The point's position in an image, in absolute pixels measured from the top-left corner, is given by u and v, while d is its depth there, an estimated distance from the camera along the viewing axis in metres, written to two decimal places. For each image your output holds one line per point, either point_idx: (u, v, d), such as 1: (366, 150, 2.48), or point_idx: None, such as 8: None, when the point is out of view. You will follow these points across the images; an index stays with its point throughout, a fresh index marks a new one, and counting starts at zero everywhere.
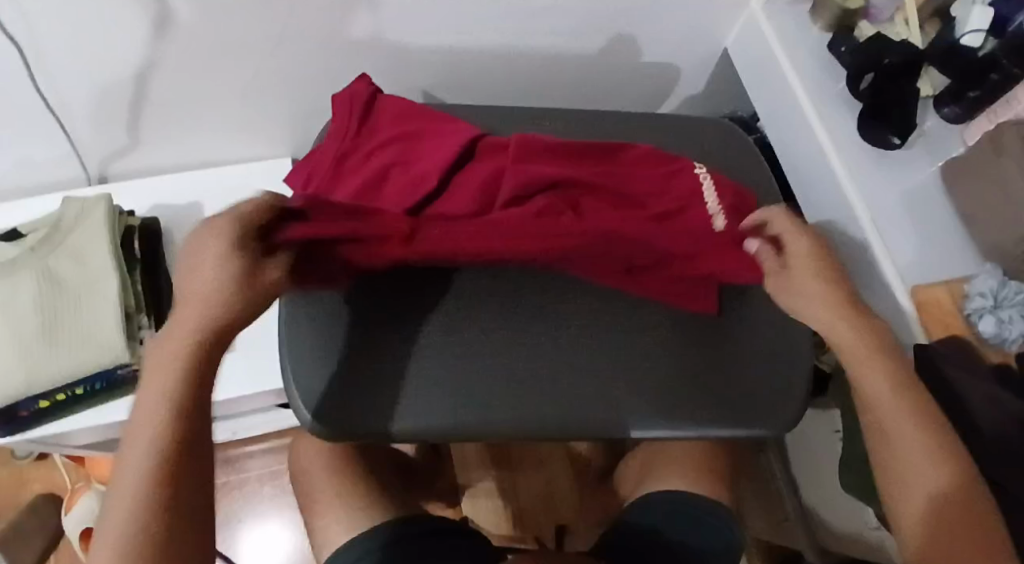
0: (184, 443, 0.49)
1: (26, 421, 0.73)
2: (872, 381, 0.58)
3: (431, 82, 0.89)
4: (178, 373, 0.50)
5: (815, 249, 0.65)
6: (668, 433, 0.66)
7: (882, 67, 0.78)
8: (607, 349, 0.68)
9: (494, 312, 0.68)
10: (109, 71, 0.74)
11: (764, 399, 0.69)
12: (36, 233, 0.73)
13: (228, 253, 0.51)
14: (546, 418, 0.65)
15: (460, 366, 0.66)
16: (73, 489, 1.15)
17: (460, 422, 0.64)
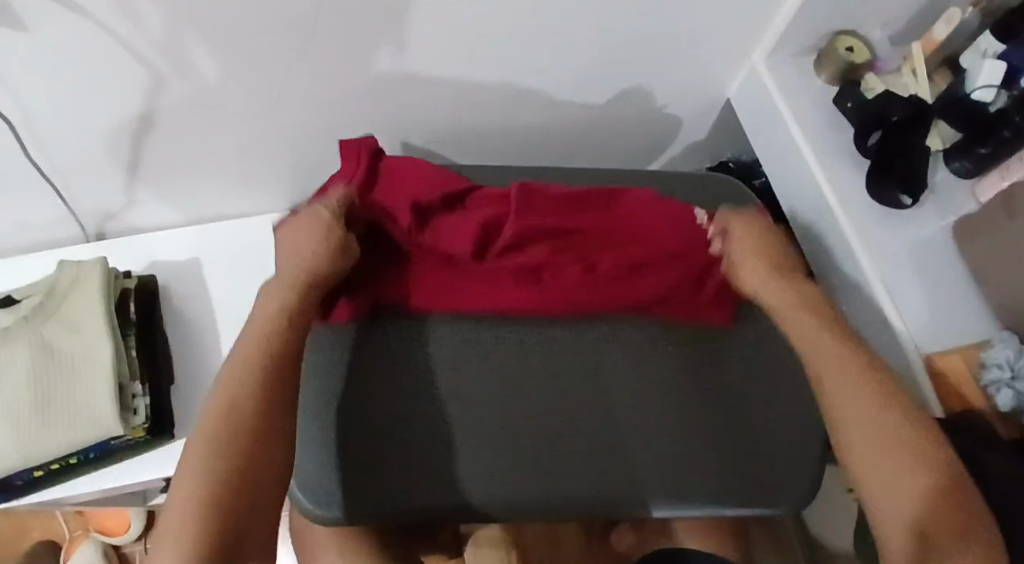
0: (243, 439, 0.52)
1: (17, 490, 0.72)
2: (843, 379, 0.59)
3: (432, 137, 0.88)
4: (247, 367, 0.55)
5: (778, 261, 0.68)
6: (673, 512, 0.64)
7: (890, 123, 0.77)
8: (615, 421, 0.67)
9: (497, 384, 0.67)
10: (103, 134, 0.73)
11: (772, 474, 0.67)
12: (31, 299, 0.73)
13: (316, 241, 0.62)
14: (553, 496, 0.63)
15: (466, 442, 0.64)
16: (73, 538, 1.14)
17: (464, 501, 0.62)
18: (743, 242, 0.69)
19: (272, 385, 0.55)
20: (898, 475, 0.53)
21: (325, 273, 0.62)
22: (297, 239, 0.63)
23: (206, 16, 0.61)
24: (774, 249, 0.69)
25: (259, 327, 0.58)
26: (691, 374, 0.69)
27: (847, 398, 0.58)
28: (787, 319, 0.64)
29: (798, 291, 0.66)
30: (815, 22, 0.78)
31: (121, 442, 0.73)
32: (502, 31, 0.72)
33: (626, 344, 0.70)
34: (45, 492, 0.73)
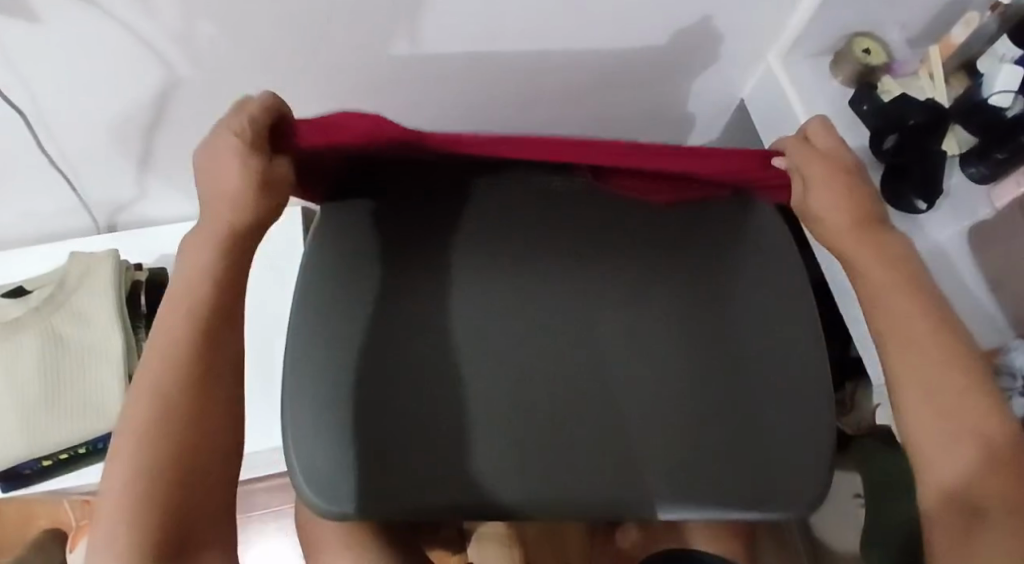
0: (179, 398, 0.48)
1: (27, 478, 0.72)
2: (913, 352, 0.52)
3: (443, 135, 0.89)
4: (192, 307, 0.50)
5: (861, 206, 0.57)
6: (699, 515, 0.57)
7: (907, 127, 0.75)
8: (653, 415, 0.59)
9: (521, 371, 0.60)
10: (111, 125, 0.73)
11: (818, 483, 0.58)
12: (42, 291, 0.73)
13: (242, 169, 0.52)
14: (594, 496, 0.56)
15: (496, 432, 0.57)
16: (80, 525, 1.14)
17: (486, 498, 0.55)
18: (824, 188, 0.58)
19: (216, 338, 0.51)
20: (952, 453, 0.49)
21: (247, 224, 0.53)
22: (212, 167, 0.52)
23: (216, 9, 0.61)
24: (857, 186, 0.57)
25: (191, 287, 0.51)
26: (725, 371, 0.61)
27: (911, 370, 0.52)
28: (862, 281, 0.56)
29: (878, 245, 0.56)
30: (831, 22, 0.77)
31: None
32: (514, 29, 0.72)
33: (653, 341, 0.62)
34: (54, 481, 0.73)
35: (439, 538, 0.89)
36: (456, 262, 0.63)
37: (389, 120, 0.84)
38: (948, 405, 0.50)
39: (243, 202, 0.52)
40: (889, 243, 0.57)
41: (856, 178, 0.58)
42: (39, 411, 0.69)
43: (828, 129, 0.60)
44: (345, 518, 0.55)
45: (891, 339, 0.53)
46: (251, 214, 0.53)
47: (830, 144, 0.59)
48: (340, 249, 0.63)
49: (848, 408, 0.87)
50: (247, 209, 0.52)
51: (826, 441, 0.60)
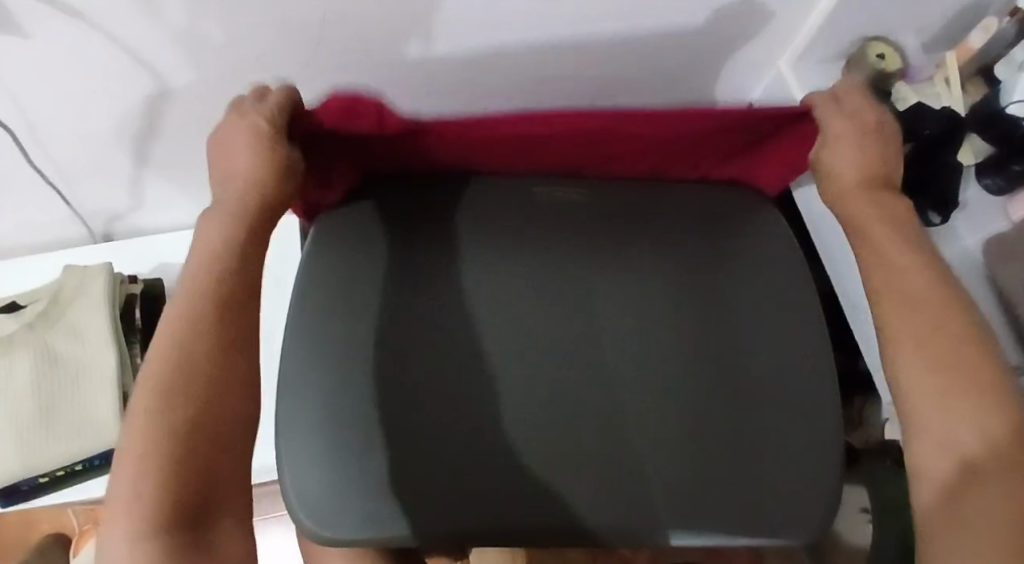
0: (201, 366, 0.47)
1: (26, 493, 0.70)
2: (921, 316, 0.52)
3: None
4: (216, 275, 0.50)
5: (875, 170, 0.57)
6: (711, 541, 0.55)
7: (922, 137, 0.72)
8: (658, 438, 0.57)
9: (520, 392, 0.57)
10: (105, 135, 0.72)
11: (822, 510, 0.57)
12: (37, 304, 0.72)
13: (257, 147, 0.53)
14: (603, 520, 0.54)
15: (501, 454, 0.55)
16: (81, 533, 1.14)
17: (490, 523, 0.53)
18: (843, 145, 0.58)
19: (239, 304, 0.50)
20: (960, 413, 0.48)
21: (270, 205, 0.54)
22: (230, 150, 0.53)
23: (209, 17, 0.59)
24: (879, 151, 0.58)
25: (210, 260, 0.51)
26: (733, 392, 0.59)
27: (916, 324, 0.52)
28: (866, 238, 0.56)
29: (888, 213, 0.56)
30: (846, 26, 0.75)
31: None
32: (517, 35, 0.70)
33: (655, 361, 0.59)
34: (56, 495, 0.71)
35: None
36: (447, 275, 0.61)
37: None
38: (953, 362, 0.50)
39: (261, 181, 0.53)
40: (890, 202, 0.57)
41: (874, 138, 0.58)
42: (34, 428, 0.68)
43: (858, 92, 0.60)
44: (341, 542, 0.54)
45: (892, 295, 0.53)
46: (268, 192, 0.53)
47: (859, 104, 0.59)
48: (329, 261, 0.61)
49: (856, 422, 0.88)
50: (263, 189, 0.53)
51: (836, 466, 0.58)
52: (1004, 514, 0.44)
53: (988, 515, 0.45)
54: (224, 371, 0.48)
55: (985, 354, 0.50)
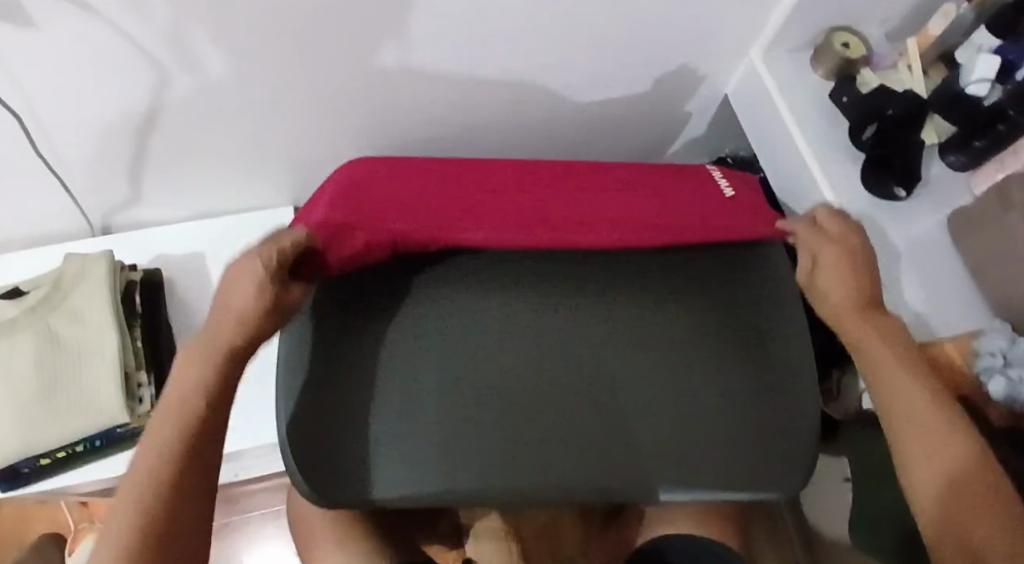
0: (180, 460, 0.50)
1: (30, 476, 0.73)
2: (918, 427, 0.54)
3: (433, 136, 0.90)
4: (201, 379, 0.53)
5: (866, 288, 0.60)
6: (695, 494, 0.60)
7: (886, 117, 0.76)
8: (635, 401, 0.62)
9: (509, 353, 0.62)
10: (107, 129, 0.75)
11: (801, 469, 0.62)
12: (38, 291, 0.74)
13: (254, 284, 0.54)
14: (591, 479, 0.59)
15: (492, 419, 0.60)
16: (76, 531, 1.15)
17: (487, 483, 0.58)
18: (830, 269, 0.61)
19: (219, 400, 0.53)
20: (943, 467, 0.53)
21: (256, 336, 0.55)
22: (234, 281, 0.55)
23: (201, 10, 0.62)
24: (866, 268, 0.60)
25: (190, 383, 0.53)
26: (708, 355, 0.64)
27: (903, 405, 0.55)
28: (862, 353, 0.58)
29: (879, 326, 0.59)
30: (813, 16, 0.79)
31: (126, 430, 0.73)
32: (496, 27, 0.73)
33: (634, 327, 0.64)
34: (57, 478, 0.74)
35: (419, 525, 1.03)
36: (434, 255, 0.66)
37: (379, 123, 0.85)
38: (939, 432, 0.54)
39: (251, 312, 0.54)
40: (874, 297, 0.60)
41: (857, 250, 0.61)
42: (34, 409, 0.69)
43: (836, 215, 0.64)
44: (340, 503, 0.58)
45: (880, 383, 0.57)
46: (258, 324, 0.55)
47: (835, 225, 0.63)
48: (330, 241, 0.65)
49: (835, 394, 0.87)
50: (252, 319, 0.54)
51: (808, 427, 0.63)
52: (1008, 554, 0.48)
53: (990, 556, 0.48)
54: (201, 457, 0.51)
55: (981, 455, 0.53)
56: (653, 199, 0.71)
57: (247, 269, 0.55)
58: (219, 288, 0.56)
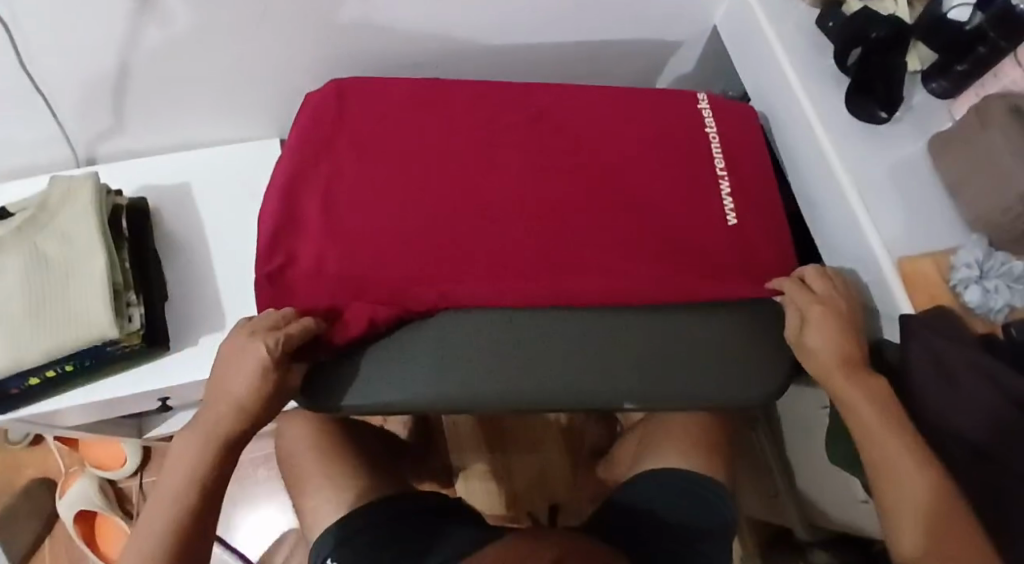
0: (189, 518, 0.64)
1: (19, 398, 0.74)
2: (892, 472, 0.63)
3: (420, 60, 0.89)
4: (205, 449, 0.65)
5: (847, 345, 0.69)
6: (658, 402, 0.69)
7: (869, 40, 0.76)
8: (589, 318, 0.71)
9: (478, 280, 0.72)
10: (94, 54, 0.74)
11: (771, 385, 0.72)
12: (24, 212, 0.74)
13: (255, 367, 0.65)
14: (545, 385, 0.67)
15: (456, 333, 0.68)
16: (68, 473, 1.16)
17: (447, 392, 0.66)
18: (815, 328, 0.70)
19: (220, 467, 0.66)
20: (914, 500, 0.62)
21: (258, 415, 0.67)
22: (238, 366, 0.66)
23: None
24: (848, 325, 0.69)
25: (189, 462, 0.65)
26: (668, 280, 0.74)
27: (879, 445, 0.64)
28: (847, 404, 0.67)
29: (863, 382, 0.67)
30: None
31: (117, 350, 0.74)
32: None
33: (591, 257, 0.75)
34: (50, 401, 0.75)
35: (411, 462, 1.06)
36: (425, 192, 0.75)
37: (366, 45, 0.85)
38: (911, 470, 0.62)
39: (251, 392, 0.65)
40: (853, 349, 0.69)
41: (837, 306, 0.71)
42: (23, 327, 0.69)
43: (820, 276, 0.74)
44: (324, 408, 0.68)
45: (858, 424, 0.66)
46: (258, 404, 0.66)
47: (820, 287, 0.72)
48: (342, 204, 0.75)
49: None
50: (254, 397, 0.66)
51: (764, 346, 0.73)
52: None
53: None
54: (202, 515, 0.65)
55: (946, 494, 0.61)
56: (641, 229, 0.77)
57: (251, 351, 0.65)
58: (225, 361, 0.67)
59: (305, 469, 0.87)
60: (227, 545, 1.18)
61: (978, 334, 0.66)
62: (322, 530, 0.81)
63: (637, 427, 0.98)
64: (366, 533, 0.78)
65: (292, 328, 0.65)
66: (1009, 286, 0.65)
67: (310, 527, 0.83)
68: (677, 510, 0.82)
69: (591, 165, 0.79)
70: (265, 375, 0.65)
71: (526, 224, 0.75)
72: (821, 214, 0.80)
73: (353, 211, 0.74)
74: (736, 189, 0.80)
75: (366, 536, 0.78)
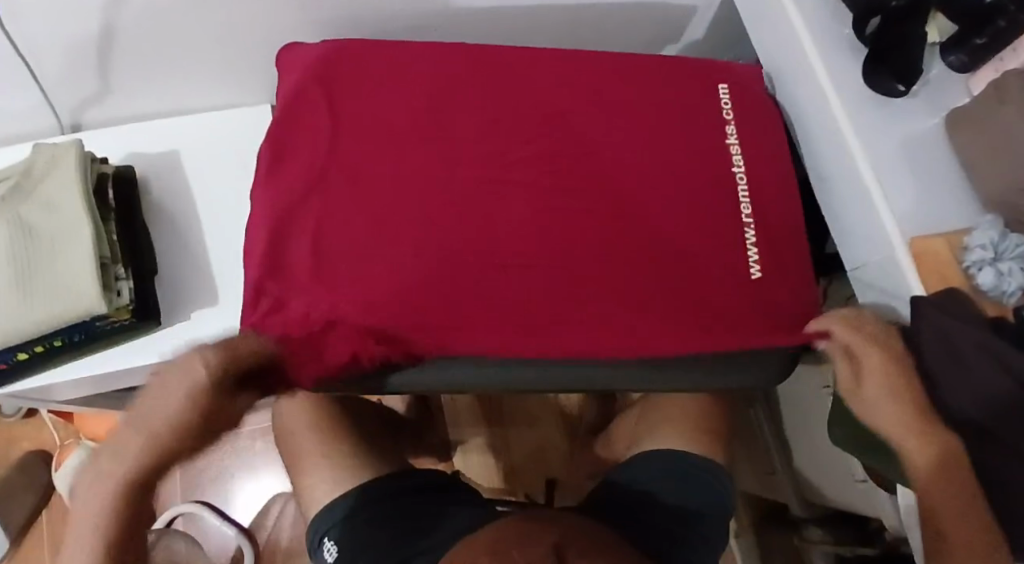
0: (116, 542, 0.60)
1: (9, 373, 0.72)
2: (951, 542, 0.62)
3: (418, 22, 0.86)
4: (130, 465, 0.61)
5: (906, 391, 0.65)
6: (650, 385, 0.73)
7: (888, 9, 0.73)
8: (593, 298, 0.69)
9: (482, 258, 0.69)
10: (75, 17, 0.70)
11: (775, 366, 0.74)
12: (7, 181, 0.71)
13: (187, 385, 0.61)
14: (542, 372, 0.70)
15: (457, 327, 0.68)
16: (62, 446, 1.15)
17: (449, 379, 0.69)
18: (869, 373, 0.67)
19: (147, 483, 0.62)
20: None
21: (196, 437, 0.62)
22: (170, 386, 0.62)
23: None
24: (903, 370, 0.66)
25: (106, 491, 0.61)
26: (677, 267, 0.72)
27: (942, 504, 0.62)
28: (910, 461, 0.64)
29: (931, 440, 0.63)
30: None
31: (107, 324, 0.72)
32: None
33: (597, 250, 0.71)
34: (39, 377, 0.74)
35: (409, 435, 1.05)
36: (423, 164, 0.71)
37: (361, 6, 0.81)
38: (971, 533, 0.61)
39: (186, 407, 0.61)
40: (912, 394, 0.65)
41: (891, 347, 0.67)
42: (8, 302, 0.67)
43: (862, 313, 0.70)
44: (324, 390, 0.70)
45: (919, 478, 0.63)
46: (191, 418, 0.61)
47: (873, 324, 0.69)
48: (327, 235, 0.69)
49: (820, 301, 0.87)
50: (187, 412, 0.61)
51: (770, 332, 0.73)
52: None
53: None
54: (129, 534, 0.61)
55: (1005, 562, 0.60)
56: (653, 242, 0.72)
57: (182, 369, 0.61)
58: (157, 383, 0.63)
59: (303, 447, 0.86)
60: (225, 517, 1.18)
61: (989, 316, 0.65)
62: (320, 511, 0.80)
63: (637, 405, 0.97)
64: (362, 513, 0.77)
65: (246, 348, 0.64)
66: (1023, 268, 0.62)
67: (309, 506, 0.82)
68: (677, 492, 0.81)
69: (598, 174, 0.74)
70: (199, 393, 0.61)
71: (530, 250, 0.70)
72: (832, 190, 0.78)
73: (341, 250, 0.68)
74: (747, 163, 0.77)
75: (366, 513, 0.77)
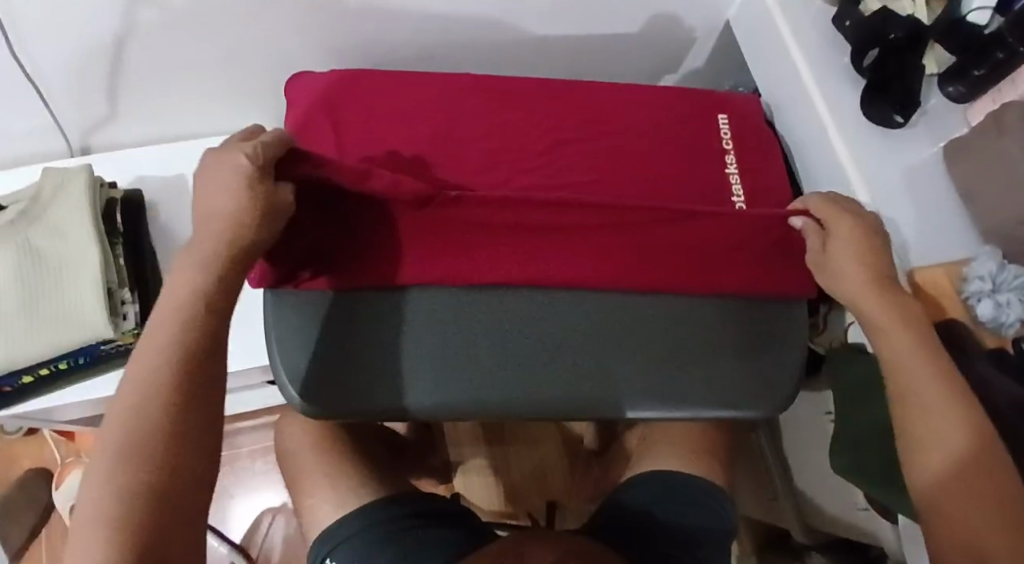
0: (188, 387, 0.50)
1: (12, 396, 0.72)
2: (916, 396, 0.58)
3: (424, 52, 0.87)
4: (190, 305, 0.52)
5: (877, 263, 0.65)
6: (658, 413, 0.71)
7: (887, 42, 0.74)
8: (592, 331, 0.71)
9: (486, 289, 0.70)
10: (86, 41, 0.71)
11: (779, 396, 0.73)
12: (17, 205, 0.73)
13: (239, 177, 0.54)
14: (551, 399, 0.69)
15: (458, 348, 0.69)
16: (63, 464, 1.15)
17: (451, 401, 0.68)
18: (837, 242, 0.67)
19: (205, 328, 0.52)
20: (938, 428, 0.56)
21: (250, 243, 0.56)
22: (212, 190, 0.55)
23: None
24: (876, 244, 0.65)
25: (165, 337, 0.51)
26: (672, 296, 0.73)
27: (905, 367, 0.59)
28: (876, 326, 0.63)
29: (891, 299, 0.63)
30: None
31: (110, 348, 0.73)
32: None
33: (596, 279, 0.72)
34: (41, 399, 0.74)
35: (411, 457, 1.06)
36: None
37: (367, 35, 0.82)
38: (934, 392, 0.57)
39: (239, 214, 0.54)
40: (881, 263, 0.65)
41: (865, 219, 0.66)
42: (14, 324, 0.68)
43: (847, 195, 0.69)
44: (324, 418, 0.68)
45: (887, 342, 0.61)
46: (250, 227, 0.55)
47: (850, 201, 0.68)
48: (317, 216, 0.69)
49: (820, 328, 0.87)
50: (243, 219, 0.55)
51: (767, 360, 0.74)
52: (974, 506, 0.52)
53: (963, 514, 0.52)
54: (187, 391, 0.50)
55: (978, 429, 0.55)
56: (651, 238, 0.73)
57: (226, 159, 0.55)
58: (203, 176, 0.56)
59: (304, 468, 0.86)
60: (224, 538, 1.18)
61: (988, 348, 0.65)
62: (319, 532, 0.80)
63: (637, 427, 0.97)
64: (357, 537, 0.77)
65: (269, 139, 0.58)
66: (1021, 300, 0.63)
67: (310, 525, 0.82)
68: (676, 513, 0.81)
69: None
70: (251, 190, 0.55)
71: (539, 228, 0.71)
72: None
73: (373, 138, 0.73)
74: (748, 195, 0.78)
75: (356, 543, 0.76)
